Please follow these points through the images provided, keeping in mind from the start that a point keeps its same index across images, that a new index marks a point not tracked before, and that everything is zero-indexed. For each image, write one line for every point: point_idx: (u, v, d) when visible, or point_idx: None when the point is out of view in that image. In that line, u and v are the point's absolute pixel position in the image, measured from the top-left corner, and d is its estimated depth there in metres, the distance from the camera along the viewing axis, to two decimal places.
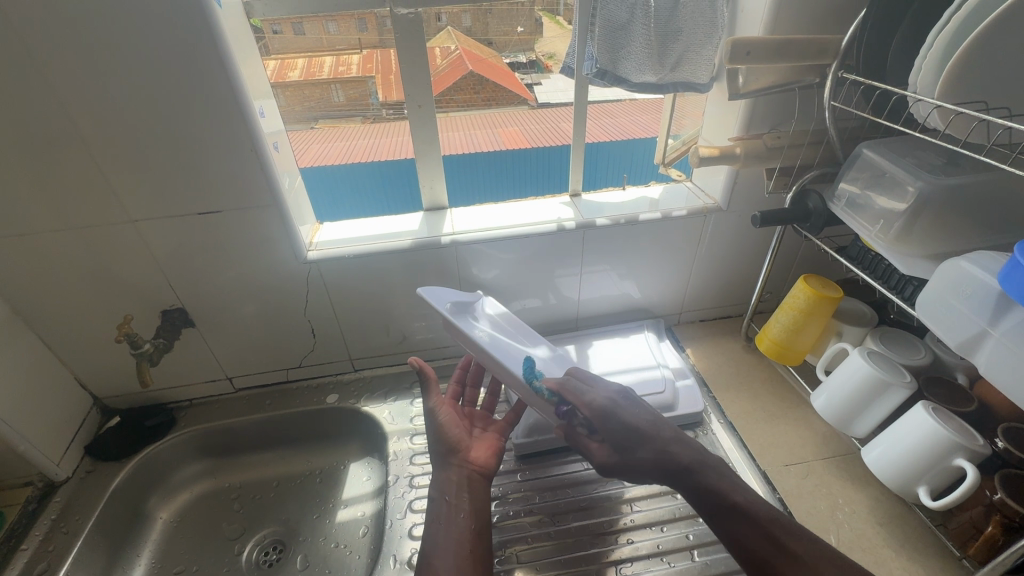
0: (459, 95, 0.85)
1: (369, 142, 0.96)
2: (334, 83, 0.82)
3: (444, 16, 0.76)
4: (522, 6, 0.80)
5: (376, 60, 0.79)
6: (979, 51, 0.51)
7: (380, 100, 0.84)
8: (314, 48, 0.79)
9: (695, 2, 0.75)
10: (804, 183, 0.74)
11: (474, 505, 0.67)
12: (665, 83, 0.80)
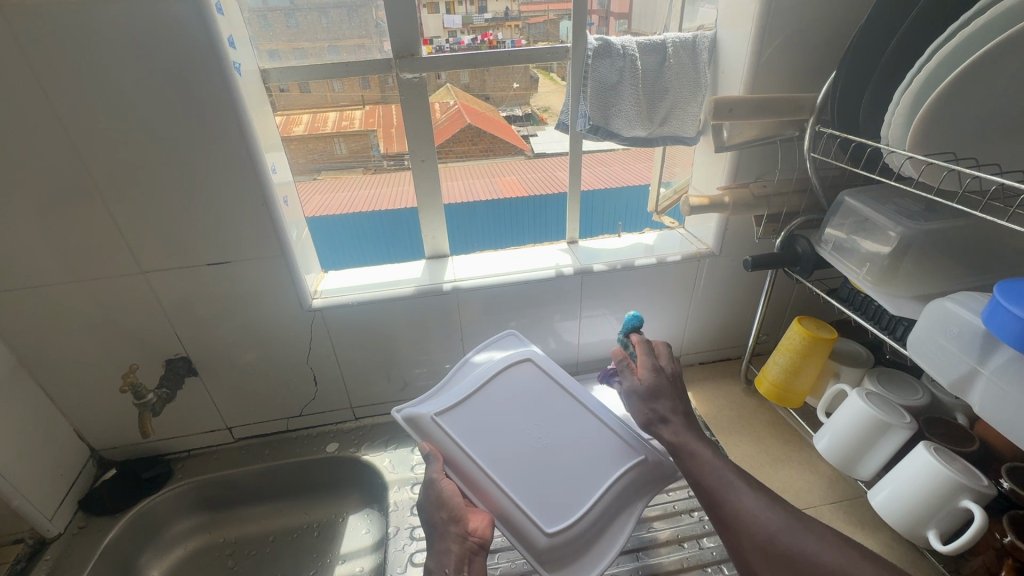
0: (459, 147, 0.90)
1: (370, 194, 0.96)
2: (338, 136, 0.86)
3: (444, 75, 0.80)
4: (518, 66, 0.82)
5: (378, 115, 0.83)
6: (941, 109, 0.55)
7: (381, 152, 0.88)
8: (319, 105, 0.81)
9: (680, 64, 0.81)
10: (791, 229, 0.77)
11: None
12: (654, 137, 0.86)
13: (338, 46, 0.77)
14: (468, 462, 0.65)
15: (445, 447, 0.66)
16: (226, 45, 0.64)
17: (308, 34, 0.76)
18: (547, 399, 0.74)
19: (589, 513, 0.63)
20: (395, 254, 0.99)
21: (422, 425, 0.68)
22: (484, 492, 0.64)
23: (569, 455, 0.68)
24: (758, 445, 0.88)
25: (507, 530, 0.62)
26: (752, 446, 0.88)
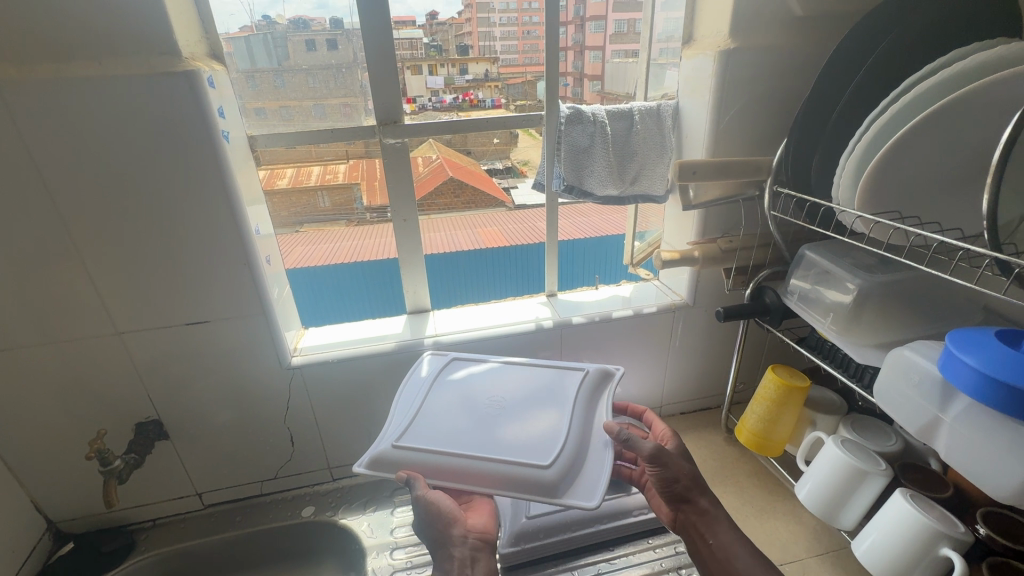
0: (442, 199, 0.93)
1: (351, 245, 0.96)
2: (321, 189, 0.88)
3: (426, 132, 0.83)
4: (497, 124, 0.87)
5: (361, 169, 0.86)
6: (882, 173, 0.61)
7: (364, 205, 0.91)
8: (304, 159, 0.84)
9: (647, 129, 0.87)
10: (759, 281, 0.81)
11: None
12: (626, 195, 0.91)
13: (323, 103, 0.80)
14: (446, 462, 0.58)
15: (418, 465, 0.59)
16: (217, 116, 0.67)
17: (291, 95, 0.79)
18: (484, 375, 0.73)
19: (573, 433, 0.61)
20: (377, 305, 1.01)
21: (385, 453, 0.60)
22: (473, 474, 0.57)
23: (527, 403, 0.67)
24: (742, 496, 0.88)
25: (514, 493, 0.55)
26: (736, 497, 0.88)
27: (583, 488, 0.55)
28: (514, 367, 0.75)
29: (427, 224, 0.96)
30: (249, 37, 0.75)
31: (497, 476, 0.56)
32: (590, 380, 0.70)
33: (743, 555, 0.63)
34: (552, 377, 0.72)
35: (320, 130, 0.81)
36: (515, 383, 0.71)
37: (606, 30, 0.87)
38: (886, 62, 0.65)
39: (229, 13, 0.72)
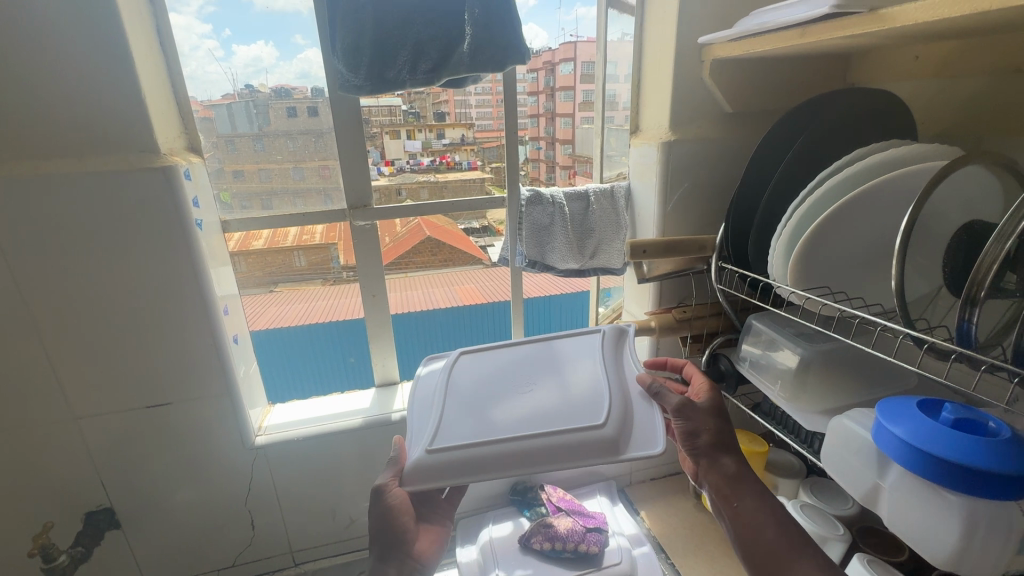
0: (419, 258, 0.98)
1: (328, 304, 0.99)
2: (297, 249, 0.89)
3: (404, 191, 0.89)
4: (474, 181, 0.93)
5: (338, 230, 0.89)
6: (808, 255, 0.67)
7: (341, 263, 0.92)
8: (275, 220, 0.85)
9: (603, 208, 0.94)
10: (713, 348, 0.86)
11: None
12: (586, 268, 0.96)
13: (302, 166, 0.84)
14: (494, 453, 0.52)
15: (457, 464, 0.52)
16: (191, 206, 0.70)
17: (271, 156, 0.83)
18: (501, 360, 0.69)
19: (615, 389, 0.59)
20: (354, 367, 1.02)
21: (420, 462, 0.53)
22: (522, 453, 0.52)
23: (553, 377, 0.64)
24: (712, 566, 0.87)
25: (573, 463, 0.52)
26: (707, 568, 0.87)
27: (643, 441, 0.53)
28: (515, 352, 0.71)
29: (397, 289, 1.03)
30: (231, 105, 0.79)
31: (547, 451, 0.53)
32: (611, 343, 0.67)
33: (760, 514, 0.59)
34: (563, 347, 0.69)
35: (296, 190, 0.84)
36: (535, 363, 0.67)
37: (575, 99, 0.97)
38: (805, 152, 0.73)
39: (213, 81, 0.77)
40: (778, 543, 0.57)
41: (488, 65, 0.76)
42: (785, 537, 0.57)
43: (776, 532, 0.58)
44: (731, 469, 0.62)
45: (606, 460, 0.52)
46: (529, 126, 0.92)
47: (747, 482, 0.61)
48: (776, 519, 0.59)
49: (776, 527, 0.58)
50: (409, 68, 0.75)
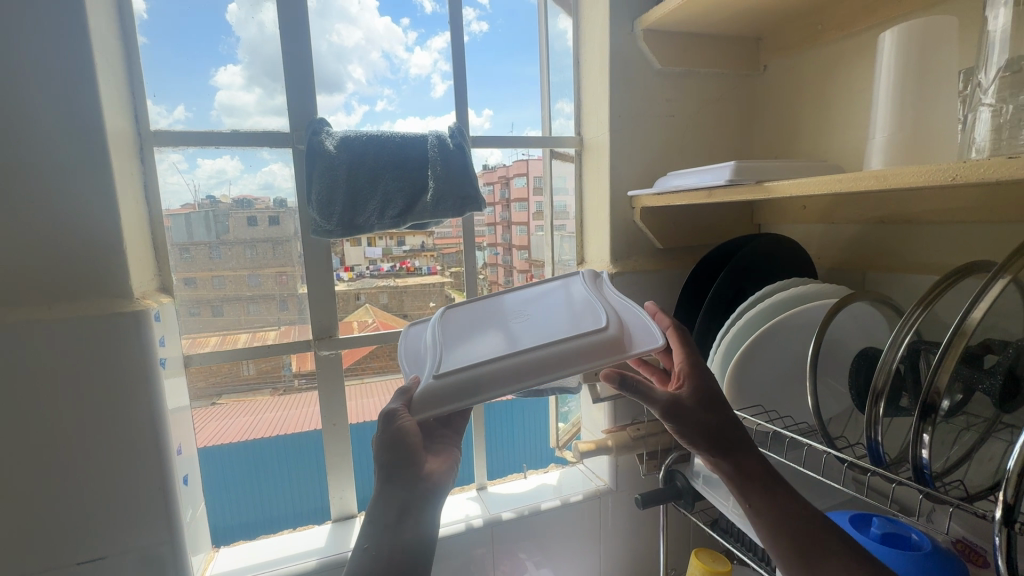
0: (376, 361, 0.95)
1: (275, 416, 0.91)
2: (246, 355, 0.87)
3: (362, 297, 0.94)
4: (433, 287, 0.98)
5: (293, 333, 0.90)
6: (738, 379, 0.73)
7: (292, 370, 0.90)
8: (232, 326, 0.87)
9: None
10: (669, 464, 0.90)
11: (402, 545, 0.55)
12: (545, 388, 1.00)
13: (258, 273, 0.87)
14: (500, 370, 0.53)
15: (463, 386, 0.53)
16: (157, 347, 0.72)
17: (226, 263, 0.86)
18: (486, 307, 0.72)
19: (606, 306, 0.61)
20: (303, 490, 0.94)
21: (428, 387, 0.54)
22: (527, 366, 0.53)
23: (540, 309, 0.66)
24: None
25: (578, 366, 0.53)
26: None
27: (646, 340, 0.55)
28: (502, 299, 0.73)
29: (353, 392, 0.94)
30: (189, 215, 0.83)
31: (550, 360, 0.54)
32: (596, 278, 0.69)
33: (778, 507, 0.56)
34: (551, 288, 0.72)
35: (249, 296, 0.88)
36: (520, 304, 0.70)
37: (529, 210, 1.04)
38: (731, 284, 0.83)
39: (173, 192, 0.81)
40: (795, 536, 0.54)
41: (449, 211, 0.86)
42: (806, 526, 0.55)
43: (796, 524, 0.55)
44: (744, 454, 0.59)
45: (615, 361, 0.53)
46: (487, 233, 1.00)
47: (764, 474, 0.58)
48: (797, 512, 0.56)
49: (797, 522, 0.55)
50: (378, 214, 0.84)
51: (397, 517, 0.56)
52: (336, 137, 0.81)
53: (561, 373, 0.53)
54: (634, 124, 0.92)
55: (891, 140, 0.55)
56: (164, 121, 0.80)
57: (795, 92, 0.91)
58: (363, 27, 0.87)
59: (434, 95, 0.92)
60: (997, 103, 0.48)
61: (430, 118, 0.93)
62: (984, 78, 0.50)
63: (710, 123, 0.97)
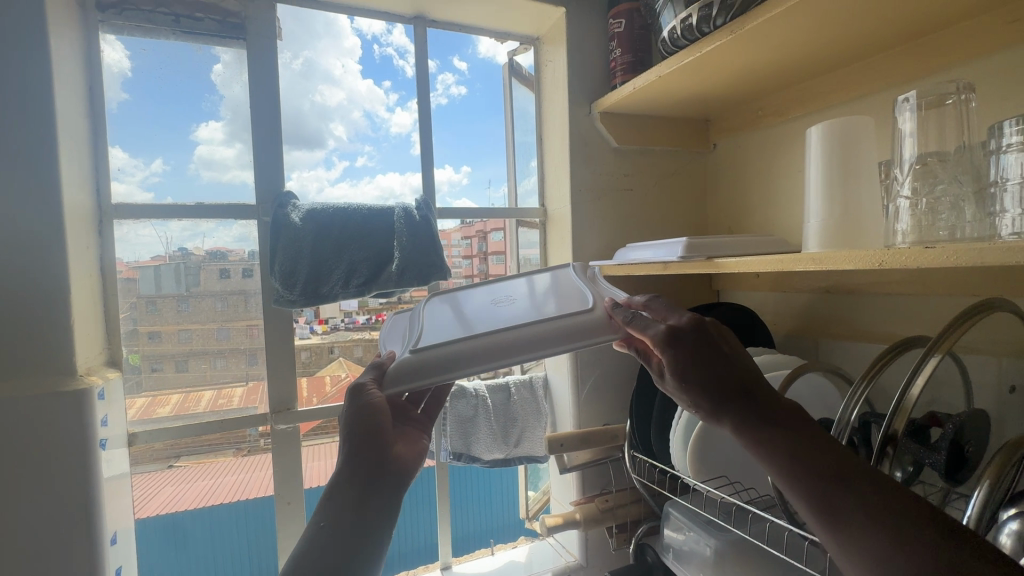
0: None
1: (237, 480, 0.86)
2: (209, 414, 0.85)
3: (336, 348, 0.93)
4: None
5: (261, 390, 0.87)
6: (701, 451, 0.73)
7: (258, 431, 0.87)
8: (196, 383, 0.85)
9: (523, 398, 1.01)
10: (638, 538, 0.87)
11: (362, 518, 0.47)
12: (512, 457, 0.98)
13: (227, 326, 0.85)
14: (475, 344, 0.48)
15: (438, 360, 0.48)
16: (98, 426, 0.68)
17: (194, 316, 0.84)
18: (468, 296, 0.67)
19: (594, 290, 0.57)
20: (262, 563, 0.89)
21: (404, 362, 0.49)
22: (510, 342, 0.48)
23: (524, 295, 0.62)
24: None
25: (565, 344, 0.48)
26: None
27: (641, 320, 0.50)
28: (487, 288, 0.69)
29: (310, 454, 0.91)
30: (159, 267, 0.82)
31: (535, 336, 0.49)
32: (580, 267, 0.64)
33: (785, 459, 0.41)
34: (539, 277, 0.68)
35: (216, 351, 0.85)
36: (502, 292, 0.65)
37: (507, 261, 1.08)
38: None
39: (143, 245, 0.81)
40: (808, 499, 0.39)
41: (414, 280, 0.87)
42: (830, 479, 0.39)
43: (809, 477, 0.39)
44: (740, 398, 0.44)
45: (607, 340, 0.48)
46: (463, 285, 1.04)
47: (768, 416, 0.43)
48: (817, 461, 0.40)
49: (817, 475, 0.39)
50: (342, 283, 0.84)
51: (358, 490, 0.48)
52: (302, 209, 0.82)
53: (548, 350, 0.48)
54: (595, 196, 0.97)
55: (825, 225, 0.58)
56: (140, 173, 0.80)
57: (744, 168, 0.97)
58: (346, 88, 0.91)
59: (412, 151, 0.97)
60: (913, 196, 0.53)
61: (409, 173, 0.97)
62: (899, 172, 0.55)
63: (665, 194, 1.03)
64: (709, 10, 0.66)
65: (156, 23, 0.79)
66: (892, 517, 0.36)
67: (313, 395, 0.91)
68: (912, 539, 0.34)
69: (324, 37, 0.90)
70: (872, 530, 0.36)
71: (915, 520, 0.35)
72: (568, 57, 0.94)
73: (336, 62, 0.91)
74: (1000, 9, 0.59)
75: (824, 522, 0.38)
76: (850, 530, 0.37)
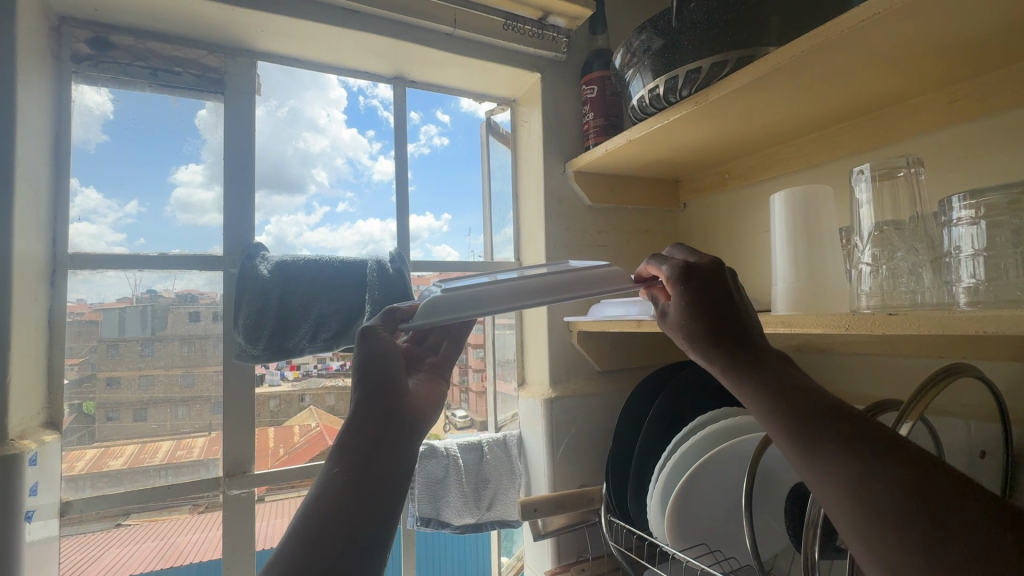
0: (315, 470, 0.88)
1: (193, 539, 0.79)
2: (156, 478, 0.78)
3: (308, 397, 0.90)
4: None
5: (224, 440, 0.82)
6: (680, 517, 0.70)
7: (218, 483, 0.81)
8: (155, 433, 0.79)
9: (496, 458, 0.97)
10: None
11: (376, 465, 0.45)
12: (483, 521, 0.93)
13: (193, 372, 0.81)
14: (503, 288, 0.47)
15: (466, 300, 0.46)
16: (25, 497, 0.62)
17: (157, 361, 0.79)
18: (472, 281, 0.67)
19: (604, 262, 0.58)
20: None
21: (435, 300, 0.46)
22: (540, 285, 0.48)
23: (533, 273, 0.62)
24: None
25: (594, 290, 0.48)
26: None
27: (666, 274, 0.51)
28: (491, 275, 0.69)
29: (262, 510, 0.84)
30: (124, 309, 0.78)
31: (562, 282, 0.48)
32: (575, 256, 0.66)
33: (770, 396, 0.39)
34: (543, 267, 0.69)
35: (178, 398, 0.80)
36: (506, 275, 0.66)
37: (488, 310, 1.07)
38: (667, 409, 0.82)
39: (109, 287, 0.77)
40: (789, 431, 0.37)
41: None
42: (817, 411, 0.37)
43: (794, 411, 0.38)
44: (733, 338, 0.44)
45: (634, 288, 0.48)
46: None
47: (761, 359, 0.42)
48: (804, 399, 0.38)
49: (802, 409, 0.37)
50: (309, 337, 0.81)
51: (371, 438, 0.46)
52: (271, 261, 0.80)
53: (576, 292, 0.47)
54: (569, 252, 0.98)
55: (792, 289, 0.59)
56: (113, 215, 0.77)
57: (713, 226, 1.00)
58: (330, 137, 0.92)
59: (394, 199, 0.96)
60: (874, 262, 0.54)
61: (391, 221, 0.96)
62: (859, 239, 0.57)
63: (638, 250, 1.05)
64: (675, 83, 0.69)
65: (132, 76, 0.78)
66: (876, 448, 0.34)
67: (279, 445, 0.86)
68: (894, 468, 0.32)
69: (310, 87, 0.92)
70: (852, 460, 0.34)
71: (900, 453, 0.33)
72: (544, 119, 0.97)
73: (322, 112, 0.92)
74: (943, 90, 0.64)
75: (803, 455, 0.36)
76: (829, 461, 0.35)
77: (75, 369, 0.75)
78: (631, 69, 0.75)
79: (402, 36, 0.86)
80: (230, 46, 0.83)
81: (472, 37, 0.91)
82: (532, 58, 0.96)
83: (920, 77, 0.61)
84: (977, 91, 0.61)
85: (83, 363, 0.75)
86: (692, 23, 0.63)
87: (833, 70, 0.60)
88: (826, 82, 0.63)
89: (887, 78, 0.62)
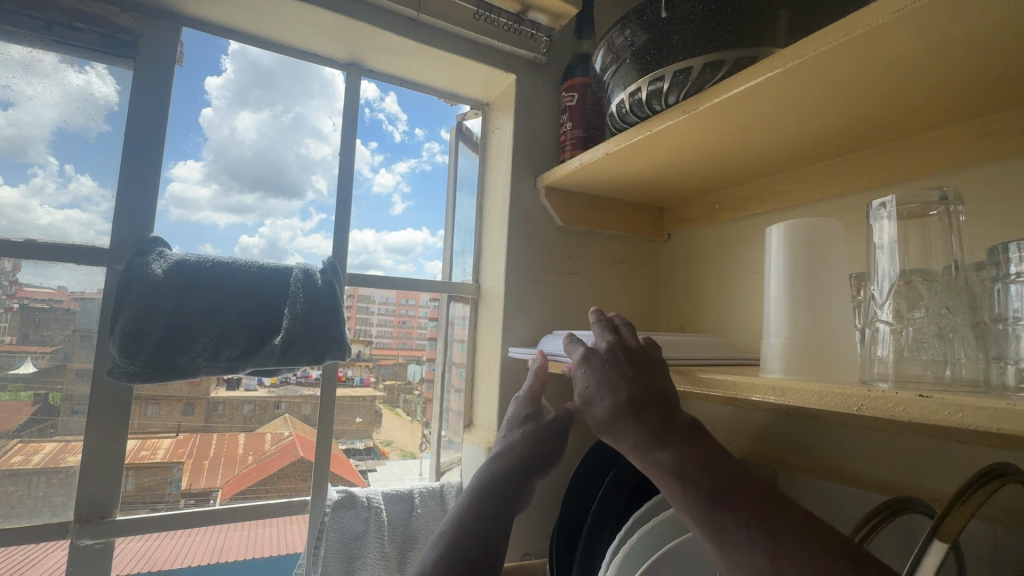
0: (285, 484, 0.80)
1: (144, 547, 0.71)
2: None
3: (283, 404, 0.82)
4: (363, 399, 0.86)
5: (191, 444, 0.76)
6: None
7: (180, 488, 0.74)
8: None
9: (427, 509, 0.82)
10: None
11: (483, 529, 0.56)
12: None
13: None
14: None
15: None
16: None
17: None
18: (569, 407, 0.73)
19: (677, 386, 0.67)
20: None
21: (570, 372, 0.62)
22: None
23: None
24: None
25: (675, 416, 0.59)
26: None
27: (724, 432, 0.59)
28: None
29: (121, 547, 0.70)
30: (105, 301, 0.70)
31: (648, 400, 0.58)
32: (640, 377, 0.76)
33: (676, 471, 0.40)
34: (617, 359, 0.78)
35: (149, 396, 0.72)
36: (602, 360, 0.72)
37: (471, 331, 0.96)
38: (627, 474, 0.69)
39: (96, 275, 0.70)
40: (698, 513, 0.37)
41: (303, 357, 0.71)
42: (713, 482, 0.38)
43: (697, 488, 0.38)
44: (641, 411, 0.45)
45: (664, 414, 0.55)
46: (428, 347, 0.94)
47: (665, 427, 0.43)
48: (705, 475, 0.38)
49: (707, 489, 0.38)
50: (206, 356, 0.67)
51: (489, 513, 0.59)
52: (169, 259, 0.67)
53: None
54: (536, 276, 0.86)
55: (789, 347, 0.47)
56: (106, 204, 0.71)
57: (699, 261, 0.89)
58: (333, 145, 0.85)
59: (392, 212, 0.90)
60: (896, 321, 0.42)
61: (386, 231, 0.90)
62: (876, 289, 0.45)
63: (618, 280, 0.93)
64: (660, 85, 0.58)
65: (19, 27, 0.67)
66: (771, 530, 0.34)
67: (248, 453, 0.79)
68: (791, 552, 0.33)
69: (317, 96, 0.86)
70: (755, 547, 0.34)
71: (792, 535, 0.34)
72: (515, 123, 0.86)
73: (328, 119, 0.86)
74: (974, 122, 0.53)
75: (712, 540, 0.36)
76: (735, 541, 0.35)
77: (47, 358, 0.68)
78: (610, 71, 0.64)
79: (355, 14, 0.75)
80: (149, 6, 0.73)
81: (437, 25, 0.80)
82: (508, 56, 0.86)
83: (953, 102, 0.51)
84: (1016, 125, 0.50)
85: (57, 351, 0.68)
86: (685, 15, 0.53)
87: (848, 86, 0.50)
88: (832, 100, 0.52)
89: (913, 101, 0.51)
